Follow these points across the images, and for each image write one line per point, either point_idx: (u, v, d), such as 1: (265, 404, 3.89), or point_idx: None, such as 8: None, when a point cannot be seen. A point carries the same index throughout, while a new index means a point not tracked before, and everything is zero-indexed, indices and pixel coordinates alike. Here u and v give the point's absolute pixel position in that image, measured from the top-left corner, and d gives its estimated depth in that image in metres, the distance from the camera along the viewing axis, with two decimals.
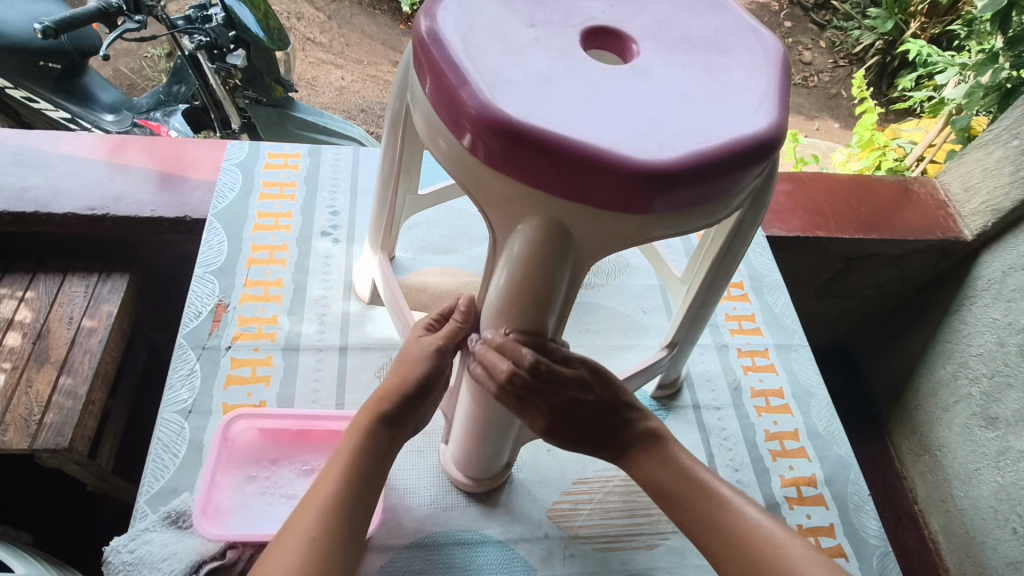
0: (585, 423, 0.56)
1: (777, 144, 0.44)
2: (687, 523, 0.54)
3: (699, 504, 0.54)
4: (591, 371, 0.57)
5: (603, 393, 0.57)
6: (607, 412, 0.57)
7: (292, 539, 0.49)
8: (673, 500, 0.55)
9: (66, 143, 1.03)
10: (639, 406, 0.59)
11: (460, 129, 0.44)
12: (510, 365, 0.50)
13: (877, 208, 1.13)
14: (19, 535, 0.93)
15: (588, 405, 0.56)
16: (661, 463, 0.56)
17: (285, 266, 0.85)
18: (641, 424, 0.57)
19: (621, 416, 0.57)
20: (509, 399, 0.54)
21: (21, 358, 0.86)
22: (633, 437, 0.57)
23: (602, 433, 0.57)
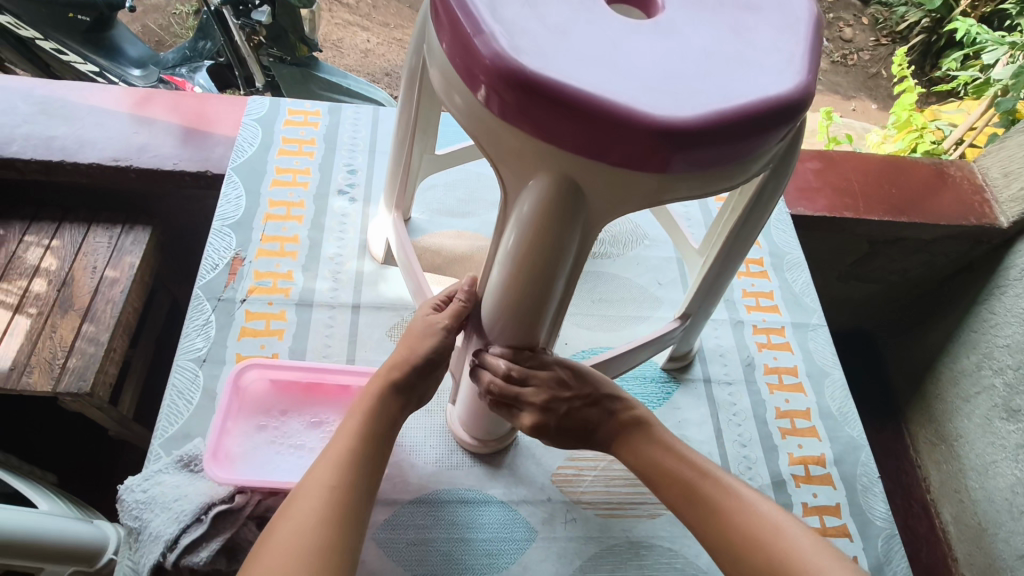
0: (569, 419, 0.60)
1: (803, 106, 0.43)
2: (671, 498, 0.56)
3: (682, 474, 0.56)
4: (572, 370, 0.60)
5: (581, 388, 0.60)
6: (587, 407, 0.60)
7: (312, 487, 0.49)
8: (659, 478, 0.57)
9: (93, 94, 1.04)
10: (621, 396, 0.61)
11: (474, 82, 0.43)
12: (489, 374, 0.57)
13: (909, 190, 1.10)
14: (44, 474, 0.96)
15: (568, 401, 0.59)
16: (648, 442, 0.59)
17: (301, 222, 0.85)
18: (623, 413, 0.61)
19: (602, 408, 0.61)
20: (496, 404, 0.60)
21: (46, 304, 0.88)
22: (616, 426, 0.60)
23: (586, 427, 0.61)
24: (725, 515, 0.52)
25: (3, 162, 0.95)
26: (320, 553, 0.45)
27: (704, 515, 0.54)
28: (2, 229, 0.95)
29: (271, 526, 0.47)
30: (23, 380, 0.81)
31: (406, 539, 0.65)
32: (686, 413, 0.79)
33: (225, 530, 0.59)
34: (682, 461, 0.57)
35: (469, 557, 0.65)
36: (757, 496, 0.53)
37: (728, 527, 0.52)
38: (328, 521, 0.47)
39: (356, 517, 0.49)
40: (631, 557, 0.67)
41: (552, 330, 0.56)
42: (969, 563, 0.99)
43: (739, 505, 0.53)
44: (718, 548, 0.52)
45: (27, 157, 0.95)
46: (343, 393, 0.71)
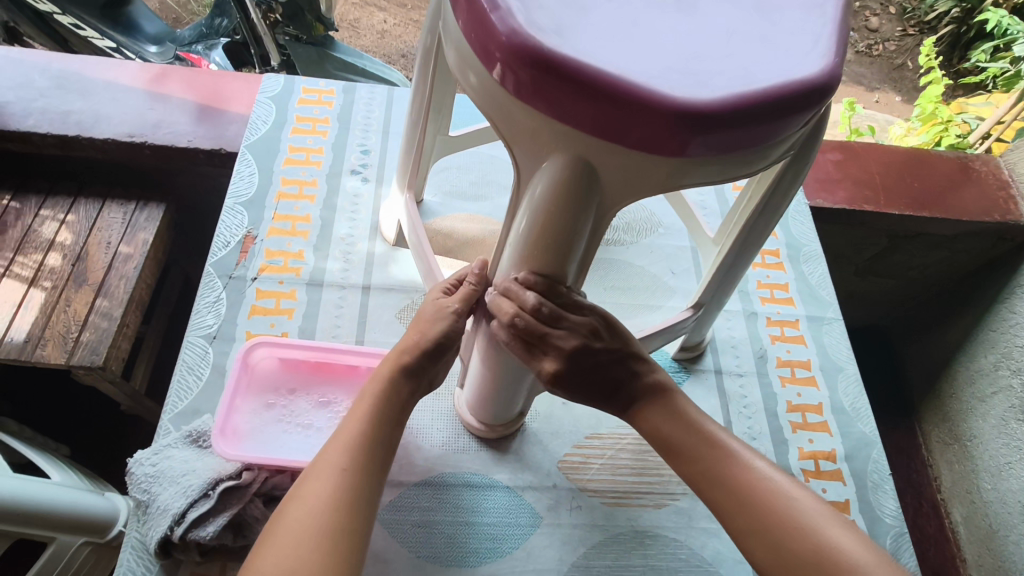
0: (595, 373, 0.55)
1: (829, 91, 0.41)
2: (694, 479, 0.53)
3: (709, 456, 0.52)
4: (602, 320, 0.56)
5: (612, 341, 0.56)
6: (616, 363, 0.56)
7: (324, 469, 0.49)
8: (679, 455, 0.54)
9: (109, 69, 1.04)
10: (648, 359, 0.58)
11: (489, 60, 0.42)
12: (515, 306, 0.50)
13: (932, 184, 1.07)
14: (58, 446, 0.97)
15: (597, 353, 0.55)
16: (668, 415, 0.55)
17: (313, 202, 0.85)
18: (650, 376, 0.57)
19: (630, 367, 0.57)
20: (518, 343, 0.54)
21: (61, 279, 0.89)
22: (641, 389, 0.56)
23: (612, 382, 0.56)
24: (754, 499, 0.50)
25: (19, 136, 0.95)
26: (330, 536, 0.45)
27: (733, 500, 0.51)
28: (18, 202, 0.96)
29: (283, 507, 0.48)
30: (37, 353, 0.82)
31: (411, 521, 0.65)
32: (695, 404, 0.78)
33: (232, 506, 0.59)
34: (712, 444, 0.53)
35: (473, 541, 0.65)
36: (792, 482, 0.51)
37: (760, 512, 0.49)
38: (339, 504, 0.47)
39: (366, 500, 0.49)
40: (635, 547, 0.67)
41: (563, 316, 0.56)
42: (978, 564, 0.98)
43: (770, 489, 0.50)
44: (746, 534, 0.50)
45: (43, 131, 0.95)
46: (352, 373, 0.71)
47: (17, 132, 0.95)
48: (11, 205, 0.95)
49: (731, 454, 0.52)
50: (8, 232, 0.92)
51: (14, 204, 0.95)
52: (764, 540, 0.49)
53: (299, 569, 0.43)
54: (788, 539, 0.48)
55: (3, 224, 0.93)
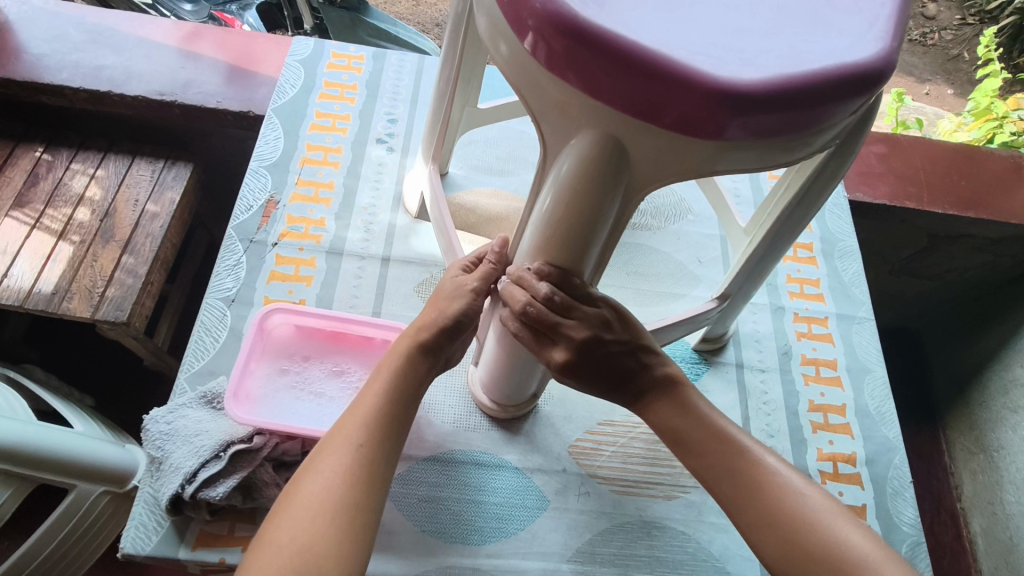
0: (604, 364, 0.53)
1: (884, 77, 0.38)
2: (704, 472, 0.51)
3: (718, 449, 0.51)
4: (613, 312, 0.54)
5: (624, 335, 0.54)
6: (624, 355, 0.54)
7: (340, 443, 0.49)
8: (688, 449, 0.52)
9: (142, 26, 1.04)
10: (659, 351, 0.56)
11: (521, 29, 0.40)
12: (528, 296, 0.50)
13: (980, 183, 1.02)
14: (82, 397, 1.00)
15: (607, 345, 0.53)
16: (679, 409, 0.53)
17: (337, 169, 0.84)
18: (660, 369, 0.55)
19: (639, 359, 0.54)
20: (530, 334, 0.53)
21: (89, 234, 0.89)
22: (650, 381, 0.54)
23: (619, 376, 0.54)
24: (762, 494, 0.48)
25: (53, 89, 0.96)
26: (346, 511, 0.45)
27: (739, 494, 0.49)
28: (50, 155, 0.96)
29: (297, 479, 0.48)
30: (64, 306, 0.84)
31: (417, 495, 0.65)
32: (714, 397, 0.76)
33: (242, 469, 0.59)
34: (718, 437, 0.52)
35: (479, 519, 0.64)
36: (798, 476, 0.49)
37: (767, 509, 0.48)
38: (355, 480, 0.47)
39: (382, 477, 0.49)
40: (642, 537, 0.66)
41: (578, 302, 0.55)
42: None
43: (779, 484, 0.49)
44: (754, 529, 0.48)
45: (76, 86, 0.95)
46: (367, 344, 0.71)
47: (51, 86, 0.95)
48: (43, 158, 0.96)
49: (736, 446, 0.51)
50: (40, 184, 0.93)
51: (46, 156, 0.96)
52: (772, 535, 0.47)
53: (316, 543, 0.43)
54: (796, 535, 0.46)
55: (35, 176, 0.94)
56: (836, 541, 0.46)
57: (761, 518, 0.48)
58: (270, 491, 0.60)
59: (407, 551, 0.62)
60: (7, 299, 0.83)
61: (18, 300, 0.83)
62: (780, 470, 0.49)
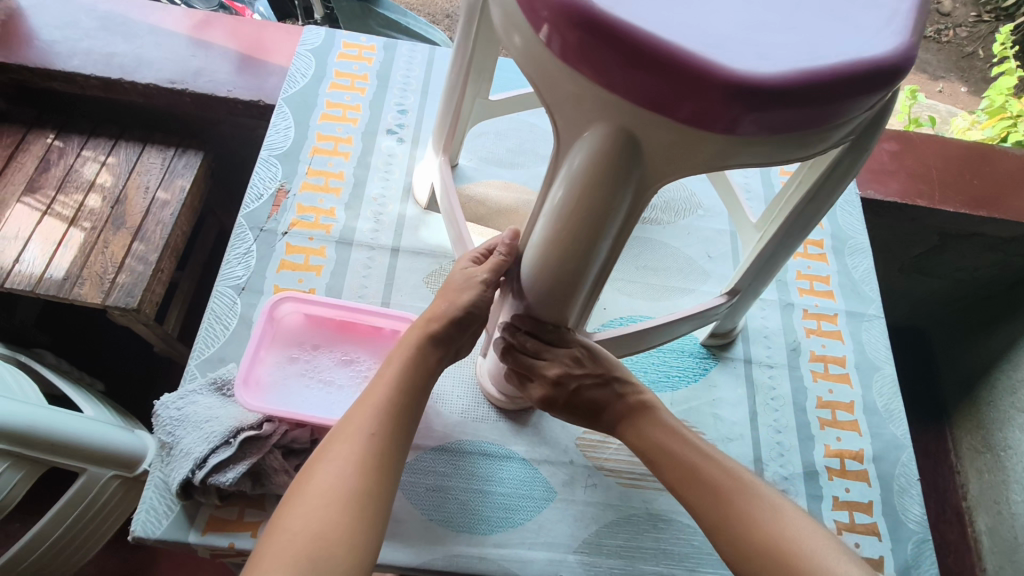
0: (576, 398, 0.58)
1: (901, 73, 0.38)
2: (670, 479, 0.54)
3: (682, 454, 0.54)
4: (588, 351, 0.59)
5: (597, 370, 0.58)
6: (596, 387, 0.58)
7: (351, 432, 0.49)
8: (654, 458, 0.55)
9: (154, 13, 1.04)
10: (634, 380, 0.59)
11: (536, 20, 0.40)
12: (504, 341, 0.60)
13: (993, 181, 1.01)
14: (93, 382, 1.01)
15: (579, 379, 0.58)
16: (648, 425, 0.56)
17: (348, 159, 0.84)
18: (631, 396, 0.58)
19: (611, 390, 0.58)
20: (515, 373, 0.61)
21: (100, 221, 0.90)
22: (624, 408, 0.58)
23: (591, 408, 0.59)
24: (720, 493, 0.51)
25: (65, 76, 0.96)
26: (358, 499, 0.46)
27: (701, 494, 0.52)
28: (62, 141, 0.97)
29: (308, 468, 0.48)
30: (75, 292, 0.84)
31: (425, 484, 0.65)
32: (721, 392, 0.76)
33: (251, 455, 0.60)
34: (690, 447, 0.54)
35: (486, 509, 0.65)
36: (760, 481, 0.52)
37: (726, 507, 0.50)
38: (366, 469, 0.47)
39: (393, 466, 0.49)
40: (648, 529, 0.66)
41: (589, 298, 0.54)
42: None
43: (737, 485, 0.51)
44: (716, 528, 0.50)
45: (88, 73, 0.96)
46: (376, 334, 0.71)
47: (63, 72, 0.96)
48: (54, 144, 0.96)
49: (700, 452, 0.54)
50: (51, 170, 0.94)
51: (58, 143, 0.97)
52: (730, 532, 0.49)
53: (329, 530, 0.43)
54: (750, 530, 0.48)
55: (46, 162, 0.94)
56: (796, 541, 0.47)
57: (729, 520, 0.49)
58: (279, 478, 0.61)
59: (414, 539, 0.62)
60: (19, 284, 0.84)
61: (29, 285, 0.84)
62: (740, 472, 0.52)
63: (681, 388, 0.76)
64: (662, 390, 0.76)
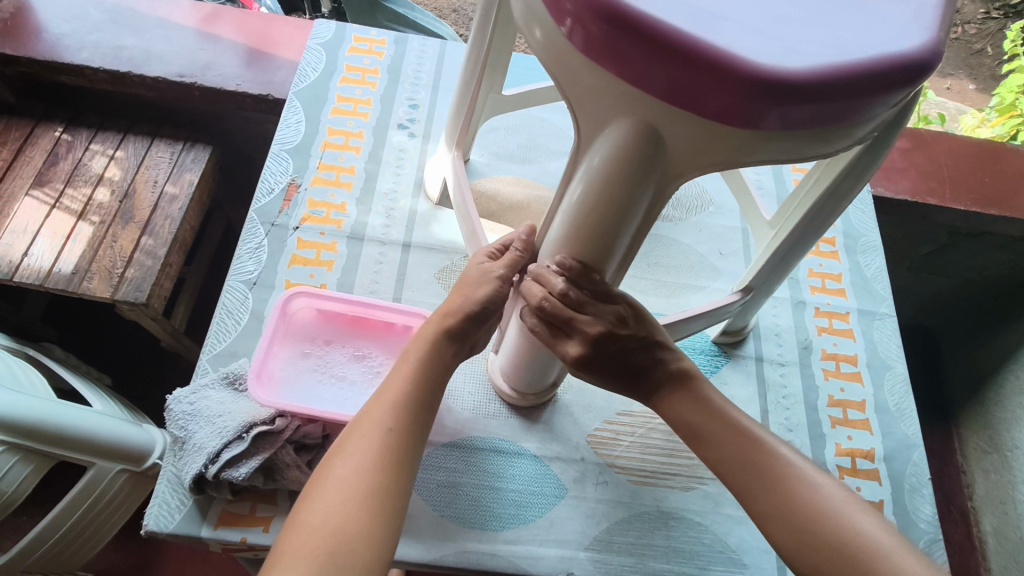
0: (618, 360, 0.53)
1: (929, 68, 0.38)
2: (716, 464, 0.51)
3: (731, 440, 0.50)
4: (632, 309, 0.53)
5: (639, 332, 0.53)
6: (639, 351, 0.53)
7: (369, 427, 0.49)
8: (701, 441, 0.52)
9: (163, 7, 1.04)
10: (674, 346, 0.55)
11: (559, 13, 0.39)
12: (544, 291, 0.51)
13: (1004, 180, 1.01)
14: (100, 376, 1.01)
15: (622, 341, 0.52)
16: (694, 403, 0.53)
17: (359, 153, 0.84)
18: (674, 363, 0.54)
19: (653, 355, 0.54)
20: (546, 328, 0.54)
21: (109, 215, 0.90)
22: (664, 376, 0.54)
23: (631, 372, 0.54)
24: (774, 481, 0.48)
25: (73, 69, 0.96)
26: (377, 493, 0.46)
27: (751, 482, 0.49)
28: (70, 135, 0.97)
29: (328, 462, 0.48)
30: (84, 285, 0.84)
31: (436, 480, 0.65)
32: (732, 390, 0.76)
33: (264, 450, 0.59)
34: (734, 430, 0.51)
35: (498, 505, 0.65)
36: (814, 470, 0.49)
37: (778, 497, 0.47)
38: (384, 464, 0.47)
39: (411, 462, 0.49)
40: (659, 527, 0.66)
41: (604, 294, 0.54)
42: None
43: (791, 472, 0.48)
44: (767, 518, 0.47)
45: (96, 66, 0.95)
46: (388, 330, 0.71)
47: (71, 65, 0.95)
48: (63, 138, 0.96)
49: (750, 437, 0.50)
50: (60, 164, 0.94)
51: (66, 136, 0.96)
52: (784, 523, 0.46)
53: (348, 526, 0.43)
54: (807, 523, 0.45)
55: (54, 156, 0.94)
56: (857, 534, 0.44)
57: (780, 512, 0.47)
58: (291, 473, 0.61)
59: (426, 535, 0.62)
60: (28, 279, 0.84)
61: (38, 279, 0.84)
62: (794, 460, 0.49)
63: None
64: None
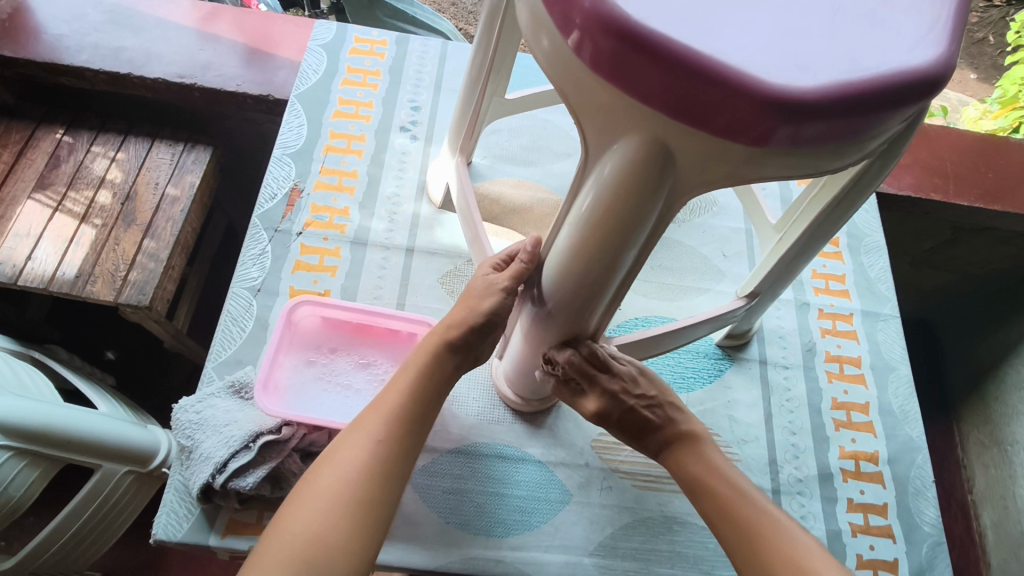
0: (630, 416, 0.60)
1: (942, 82, 0.37)
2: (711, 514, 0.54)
3: (720, 490, 0.55)
4: (641, 370, 0.61)
5: (650, 392, 0.60)
6: (650, 409, 0.60)
7: (360, 436, 0.50)
8: (695, 488, 0.56)
9: (161, 6, 1.03)
10: (683, 409, 0.61)
11: (567, 26, 0.39)
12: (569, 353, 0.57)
13: (1007, 175, 1.01)
14: (104, 377, 1.01)
15: (635, 400, 0.60)
16: (694, 456, 0.58)
17: (361, 157, 0.83)
18: (683, 423, 0.60)
19: (663, 414, 0.60)
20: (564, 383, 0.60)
21: (111, 217, 0.90)
22: (673, 434, 0.59)
23: (637, 428, 0.60)
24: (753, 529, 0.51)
25: (73, 71, 0.95)
26: (358, 504, 0.47)
27: (736, 532, 0.52)
28: (71, 137, 0.96)
29: (316, 470, 0.50)
30: (88, 289, 0.84)
31: (442, 487, 0.66)
32: (737, 393, 0.76)
33: (271, 459, 0.60)
34: (723, 481, 0.55)
35: (502, 512, 0.65)
36: (795, 526, 0.51)
37: (754, 545, 0.51)
38: (371, 474, 0.49)
39: (400, 473, 0.50)
40: (664, 532, 0.67)
41: (602, 318, 0.55)
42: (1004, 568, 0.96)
43: (770, 525, 0.51)
44: (742, 562, 0.51)
45: (96, 67, 0.95)
46: (393, 337, 0.71)
47: (71, 67, 0.95)
48: (64, 140, 0.96)
49: (736, 489, 0.54)
50: (61, 166, 0.93)
51: (67, 138, 0.96)
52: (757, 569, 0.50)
53: (327, 535, 0.45)
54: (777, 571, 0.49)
55: (56, 158, 0.94)
56: None
57: (746, 546, 0.51)
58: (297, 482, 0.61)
59: (432, 542, 0.63)
60: (33, 283, 0.84)
61: (42, 283, 0.84)
62: (774, 513, 0.52)
63: (697, 390, 0.76)
64: (678, 391, 0.75)
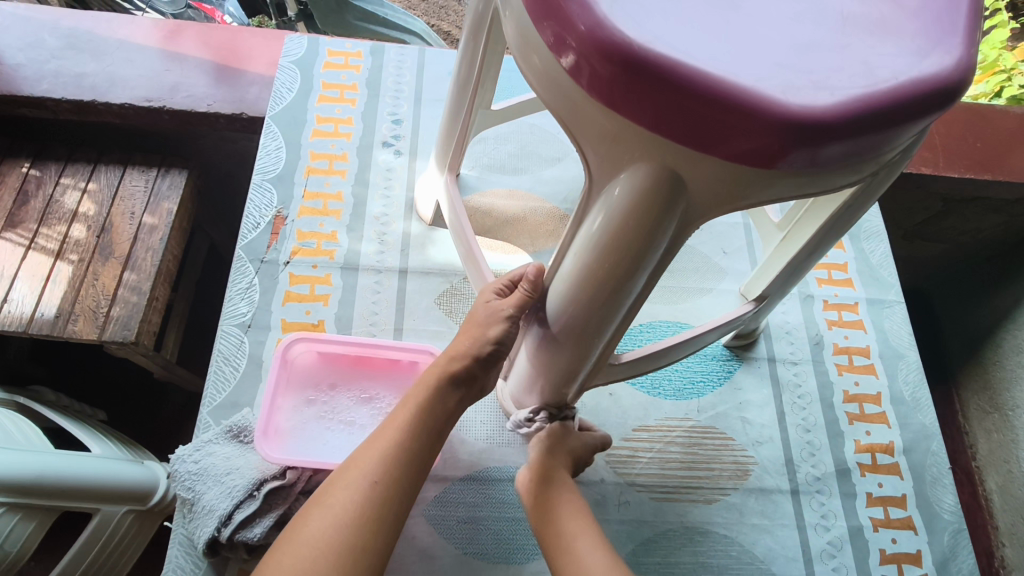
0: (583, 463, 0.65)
1: (963, 88, 0.35)
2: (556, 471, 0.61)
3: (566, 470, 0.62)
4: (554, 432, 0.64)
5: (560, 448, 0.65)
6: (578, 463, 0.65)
7: (352, 478, 0.49)
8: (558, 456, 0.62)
9: (121, 27, 0.98)
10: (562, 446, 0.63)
11: (562, 49, 0.36)
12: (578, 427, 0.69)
13: (993, 144, 1.00)
14: (94, 413, 0.97)
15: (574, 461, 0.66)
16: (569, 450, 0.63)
17: (345, 177, 0.80)
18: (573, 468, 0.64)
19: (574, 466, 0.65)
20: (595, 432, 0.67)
21: (87, 251, 0.86)
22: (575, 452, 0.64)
23: (578, 466, 0.64)
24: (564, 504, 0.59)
25: (34, 102, 0.90)
26: (348, 551, 0.46)
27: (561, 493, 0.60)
28: (38, 170, 0.92)
29: (306, 512, 0.48)
30: (69, 328, 0.80)
31: (456, 516, 0.64)
32: (748, 394, 0.75)
33: (278, 506, 0.58)
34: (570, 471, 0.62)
35: (520, 537, 0.64)
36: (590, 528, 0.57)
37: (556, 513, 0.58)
38: (363, 518, 0.48)
39: (394, 514, 0.49)
40: (686, 543, 0.66)
41: (611, 341, 0.52)
42: (1010, 533, 0.96)
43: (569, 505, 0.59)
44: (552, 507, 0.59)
45: (58, 96, 0.90)
46: (394, 367, 0.69)
47: (31, 98, 0.90)
48: (31, 173, 0.91)
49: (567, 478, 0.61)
50: (30, 203, 0.89)
51: (34, 171, 0.92)
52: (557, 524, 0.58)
53: None
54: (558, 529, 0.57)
55: (24, 194, 0.90)
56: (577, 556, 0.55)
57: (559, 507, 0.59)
58: None
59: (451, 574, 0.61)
60: (10, 326, 0.80)
61: (21, 326, 0.80)
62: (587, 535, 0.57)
63: (707, 394, 0.74)
64: (689, 397, 0.74)
